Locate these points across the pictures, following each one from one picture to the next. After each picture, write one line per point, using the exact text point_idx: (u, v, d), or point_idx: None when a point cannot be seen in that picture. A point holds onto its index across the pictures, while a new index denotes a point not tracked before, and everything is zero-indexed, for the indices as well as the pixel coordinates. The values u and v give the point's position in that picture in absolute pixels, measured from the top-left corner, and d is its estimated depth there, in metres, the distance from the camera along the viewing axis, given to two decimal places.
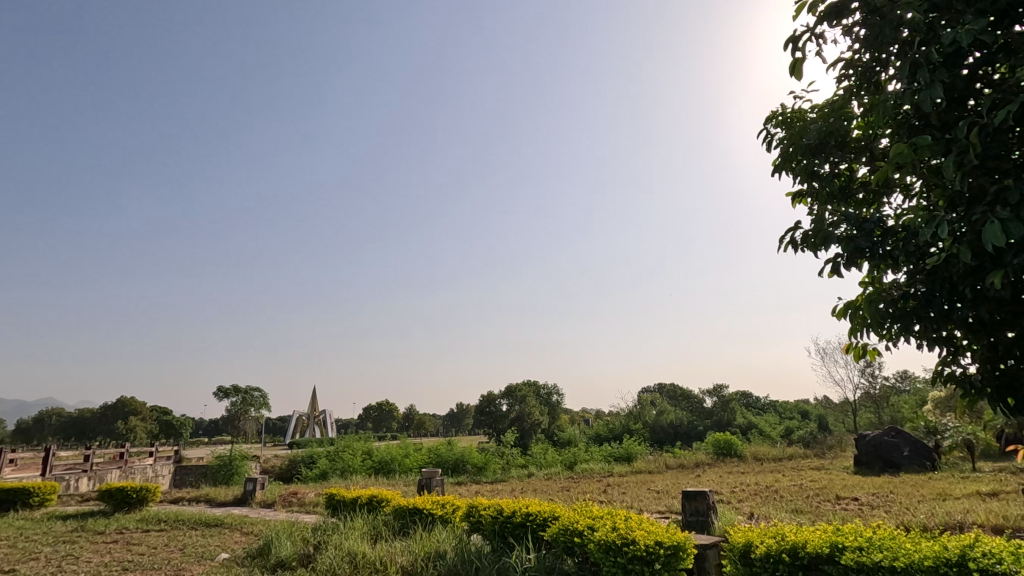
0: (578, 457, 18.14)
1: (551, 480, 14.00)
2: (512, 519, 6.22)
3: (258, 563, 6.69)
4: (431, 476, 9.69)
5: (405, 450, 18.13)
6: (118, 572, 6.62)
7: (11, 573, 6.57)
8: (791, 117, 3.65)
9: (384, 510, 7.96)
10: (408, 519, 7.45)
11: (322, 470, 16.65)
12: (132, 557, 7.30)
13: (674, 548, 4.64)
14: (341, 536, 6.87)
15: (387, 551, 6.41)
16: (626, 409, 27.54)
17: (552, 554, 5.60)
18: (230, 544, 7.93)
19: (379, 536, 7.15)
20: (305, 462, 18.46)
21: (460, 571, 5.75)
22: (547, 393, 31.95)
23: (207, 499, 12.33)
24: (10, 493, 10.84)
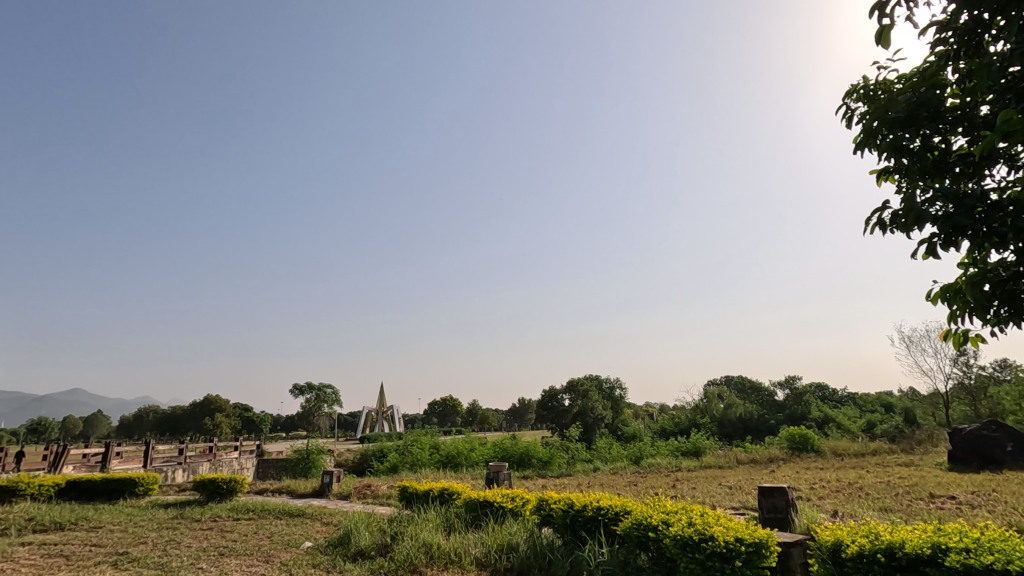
0: (644, 451, 17.84)
1: (618, 475, 13.86)
2: (583, 513, 6.19)
3: (339, 552, 7.02)
4: (499, 470, 9.81)
5: (471, 444, 18.47)
6: (216, 557, 7.10)
7: (125, 555, 7.20)
8: (874, 90, 3.41)
9: (455, 503, 8.14)
10: (480, 512, 7.58)
11: (393, 464, 17.24)
12: (226, 543, 7.83)
13: (755, 546, 4.46)
14: (416, 527, 7.09)
15: (461, 542, 6.55)
16: (693, 403, 26.83)
17: (625, 549, 5.54)
18: (313, 533, 8.35)
19: (452, 529, 7.32)
20: (376, 456, 19.19)
21: (533, 564, 5.80)
22: (609, 386, 31.66)
23: (289, 490, 13.06)
24: (119, 483, 11.90)
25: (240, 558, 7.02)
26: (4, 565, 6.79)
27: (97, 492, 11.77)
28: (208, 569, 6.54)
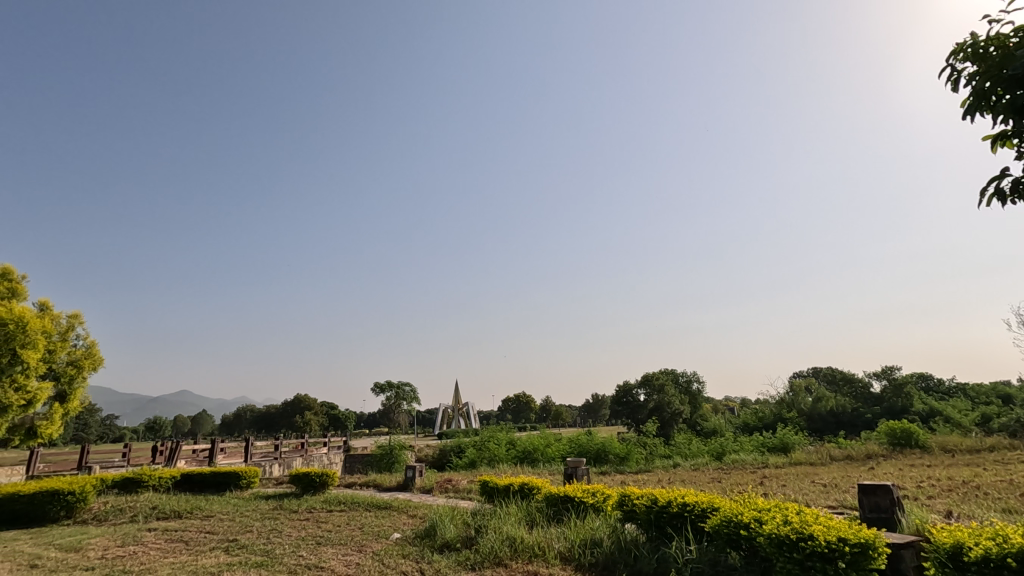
0: (726, 447, 17.17)
1: (700, 471, 13.43)
2: (668, 509, 6.04)
3: (427, 543, 7.26)
4: (577, 465, 9.79)
5: (546, 440, 18.53)
6: (314, 545, 7.55)
7: (234, 542, 7.82)
8: (985, 47, 3.08)
9: (536, 497, 8.20)
10: (561, 506, 7.60)
11: (471, 459, 17.63)
12: (323, 533, 8.31)
13: (861, 546, 4.18)
14: (499, 521, 7.21)
15: (544, 537, 6.59)
16: (777, 396, 25.51)
17: (714, 547, 5.36)
18: (401, 525, 8.70)
19: (535, 523, 7.37)
20: (454, 452, 19.69)
21: (619, 560, 5.73)
22: (686, 380, 30.77)
23: (375, 484, 13.68)
24: (225, 476, 12.93)
25: (335, 547, 7.44)
26: (136, 548, 7.58)
27: (207, 484, 12.86)
28: (307, 556, 6.97)
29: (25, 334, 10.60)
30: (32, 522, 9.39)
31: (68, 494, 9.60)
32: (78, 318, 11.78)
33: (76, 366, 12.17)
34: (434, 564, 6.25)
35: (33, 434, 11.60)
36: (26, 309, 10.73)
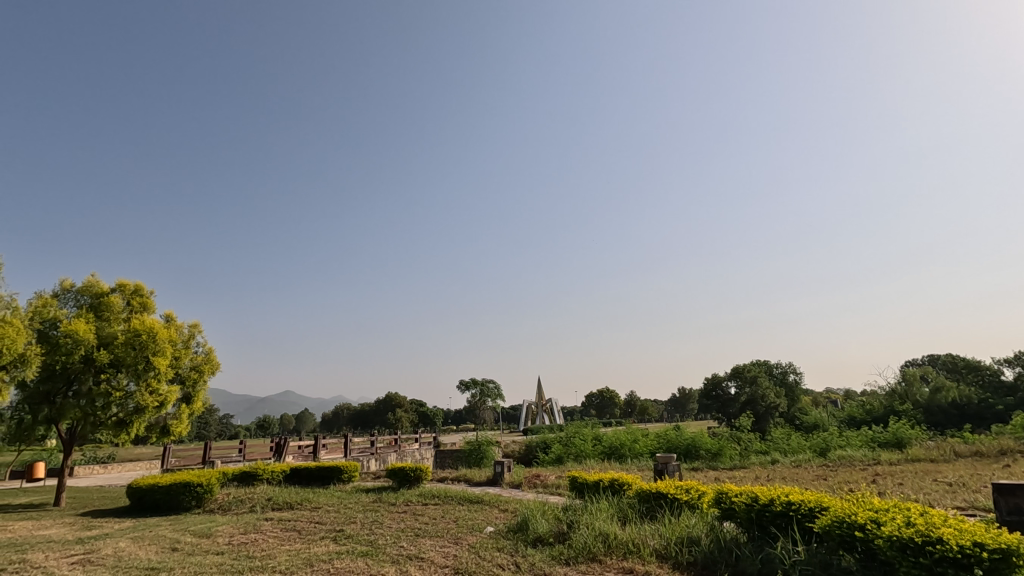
0: (830, 442, 16.02)
1: (802, 468, 12.65)
2: (770, 507, 5.72)
3: (520, 537, 7.37)
4: (667, 461, 9.54)
5: (633, 435, 18.21)
6: (413, 537, 7.90)
7: (341, 532, 8.35)
8: None
9: (626, 494, 8.08)
10: (654, 503, 7.42)
11: (558, 455, 17.67)
12: (420, 525, 8.66)
13: (1002, 552, 3.75)
14: (591, 516, 7.18)
15: (639, 534, 6.48)
16: (888, 387, 23.47)
17: (826, 549, 5.03)
18: (493, 519, 8.89)
19: (628, 519, 7.27)
20: (540, 447, 19.82)
21: (719, 560, 5.53)
22: (781, 371, 29.09)
23: (466, 479, 14.09)
24: (329, 470, 13.82)
25: (433, 539, 7.74)
26: (257, 536, 8.30)
27: (313, 478, 13.81)
28: (408, 547, 7.30)
29: (155, 343, 11.87)
30: (169, 509, 10.54)
31: (198, 485, 10.68)
32: (197, 326, 13.01)
33: (197, 370, 13.47)
34: (529, 558, 6.34)
35: (166, 432, 13.00)
36: (154, 320, 12.00)
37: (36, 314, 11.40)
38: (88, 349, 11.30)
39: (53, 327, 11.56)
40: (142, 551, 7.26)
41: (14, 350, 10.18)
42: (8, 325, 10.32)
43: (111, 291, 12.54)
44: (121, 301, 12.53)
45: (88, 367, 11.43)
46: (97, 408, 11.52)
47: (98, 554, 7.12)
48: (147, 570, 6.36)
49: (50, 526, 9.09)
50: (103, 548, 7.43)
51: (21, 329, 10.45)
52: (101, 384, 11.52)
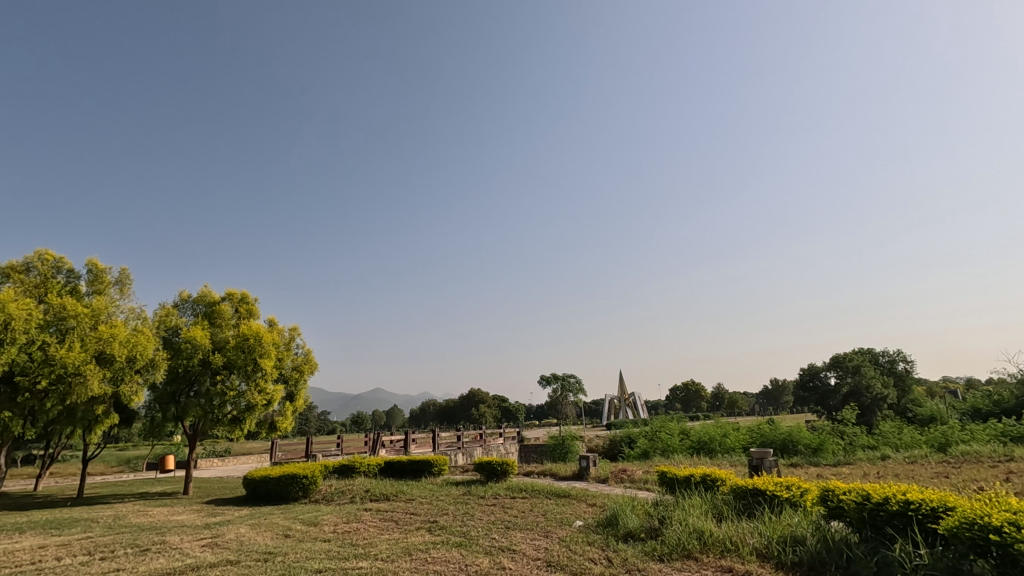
0: (951, 436, 14.54)
1: (918, 465, 11.58)
2: (885, 507, 5.29)
3: (610, 532, 7.30)
4: (763, 456, 9.08)
5: (723, 429, 17.48)
6: (504, 529, 8.05)
7: (435, 523, 8.68)
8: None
9: (721, 489, 7.78)
10: (751, 500, 7.10)
11: (644, 449, 17.32)
12: (510, 518, 8.80)
13: None
14: (684, 512, 7.00)
15: (737, 531, 6.22)
16: (1020, 375, 20.89)
17: (953, 553, 4.58)
18: (581, 513, 8.88)
19: (724, 516, 7.00)
20: (625, 442, 19.50)
21: (829, 561, 5.19)
22: (888, 360, 26.79)
23: (552, 473, 14.15)
24: (420, 463, 14.41)
25: (524, 532, 7.86)
26: (358, 524, 8.81)
27: (406, 471, 14.44)
28: (499, 539, 7.47)
29: (260, 345, 12.90)
30: (280, 498, 11.45)
31: (304, 477, 11.50)
32: (296, 330, 13.99)
33: (298, 370, 14.48)
34: (620, 553, 6.26)
35: (274, 428, 14.09)
36: (259, 325, 13.00)
37: (161, 323, 12.79)
38: (205, 352, 12.49)
39: (176, 334, 12.90)
40: (259, 537, 7.93)
41: (145, 355, 11.46)
42: (139, 333, 11.63)
43: (222, 299, 13.74)
44: (230, 308, 13.70)
45: (206, 369, 12.64)
46: (215, 406, 12.72)
47: (223, 538, 7.89)
48: (265, 553, 6.96)
49: (182, 512, 10.17)
50: (227, 532, 8.21)
51: (150, 336, 11.74)
52: (217, 385, 12.69)
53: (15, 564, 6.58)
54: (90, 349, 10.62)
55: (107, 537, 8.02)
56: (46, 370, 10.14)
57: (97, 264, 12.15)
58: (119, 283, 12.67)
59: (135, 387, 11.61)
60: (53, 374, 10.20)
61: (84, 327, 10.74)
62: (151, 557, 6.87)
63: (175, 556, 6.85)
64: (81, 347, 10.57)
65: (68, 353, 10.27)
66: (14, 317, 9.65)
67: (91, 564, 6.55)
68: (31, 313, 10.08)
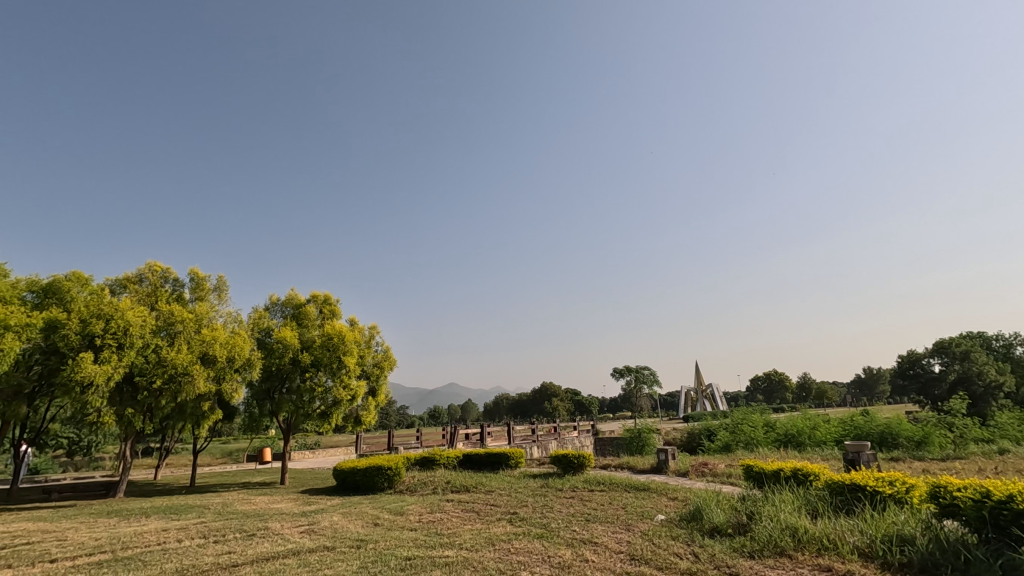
0: None
1: None
2: (1009, 505, 4.79)
3: (695, 526, 7.11)
4: (860, 450, 8.50)
5: (812, 421, 16.53)
6: (584, 522, 8.04)
7: (516, 515, 8.80)
8: None
9: (814, 484, 7.37)
10: (850, 495, 6.66)
11: (726, 443, 16.70)
12: (590, 511, 8.77)
13: None
14: (775, 508, 6.68)
15: (835, 529, 5.87)
16: None
17: None
18: (663, 507, 8.70)
19: (819, 513, 6.61)
20: (705, 434, 18.89)
21: (943, 562, 4.78)
22: (1004, 344, 24.29)
23: (629, 466, 13.95)
24: (497, 456, 14.65)
25: (604, 525, 7.80)
26: (442, 515, 9.10)
27: (484, 463, 14.75)
28: (581, 531, 7.47)
29: (344, 343, 13.60)
30: (368, 489, 12.03)
31: (388, 469, 12.01)
32: (375, 328, 14.62)
33: (379, 366, 15.14)
34: (708, 549, 6.07)
35: (359, 421, 14.80)
36: (341, 324, 13.69)
37: (255, 326, 13.77)
38: (294, 351, 13.32)
39: (268, 335, 13.84)
40: (351, 525, 8.38)
41: (242, 354, 12.37)
42: (237, 334, 12.59)
43: (307, 302, 14.59)
44: (315, 310, 14.52)
45: (296, 367, 13.46)
46: (305, 402, 13.53)
47: (318, 525, 8.39)
48: (358, 541, 7.35)
49: (281, 501, 10.92)
50: (322, 520, 8.74)
51: (246, 338, 12.66)
52: (306, 382, 13.50)
53: (144, 544, 7.34)
54: (195, 350, 11.63)
55: (218, 522, 8.75)
56: (160, 371, 11.20)
57: (198, 273, 13.24)
58: (217, 290, 13.76)
59: (235, 385, 12.56)
60: (166, 374, 11.23)
61: (189, 331, 11.76)
62: (257, 542, 7.43)
63: (278, 542, 7.37)
64: (188, 349, 11.59)
65: (177, 354, 11.28)
66: (132, 323, 10.74)
67: (206, 546, 7.18)
68: (145, 319, 11.17)
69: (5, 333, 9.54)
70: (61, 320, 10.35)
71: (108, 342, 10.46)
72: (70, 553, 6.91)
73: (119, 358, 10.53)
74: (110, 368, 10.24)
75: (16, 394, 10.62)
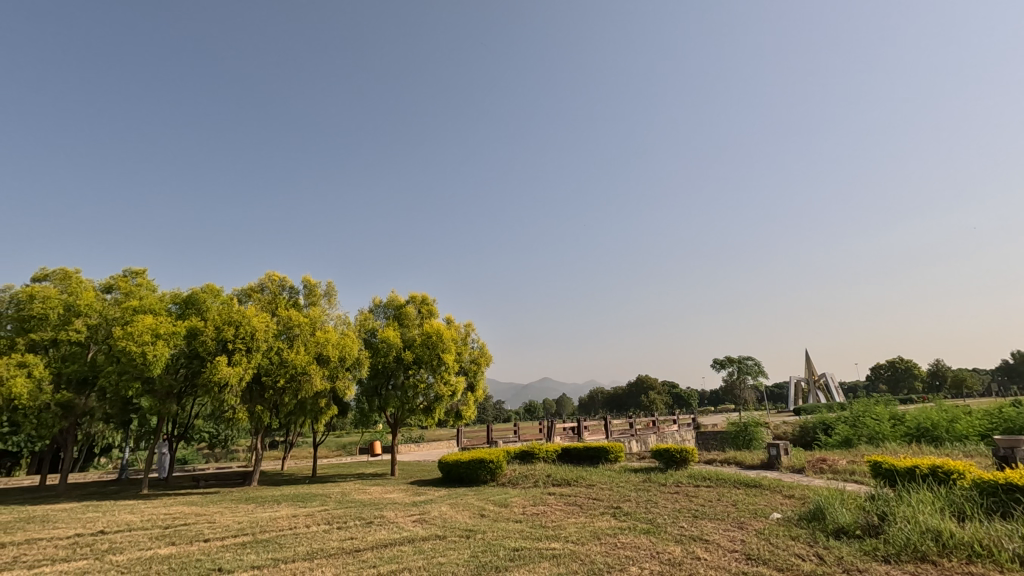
0: None
1: None
2: None
3: (817, 527, 6.62)
4: (1014, 446, 7.48)
5: (950, 413, 14.77)
6: (693, 518, 7.77)
7: (620, 509, 8.71)
8: None
9: (959, 485, 6.60)
10: (1006, 497, 5.89)
11: (846, 437, 15.39)
12: (697, 507, 8.47)
13: None
14: (911, 508, 6.07)
15: (989, 534, 5.22)
16: None
17: None
18: (778, 505, 8.20)
19: (968, 515, 5.91)
20: (821, 428, 17.51)
21: None
22: None
23: (737, 461, 13.30)
24: (596, 450, 14.54)
25: (715, 522, 7.49)
26: (545, 507, 9.20)
27: (583, 457, 14.70)
28: (689, 528, 7.22)
29: (442, 342, 14.14)
30: (471, 481, 12.41)
31: (490, 462, 12.34)
32: (471, 325, 15.05)
33: (476, 363, 15.58)
34: (834, 551, 5.65)
35: (459, 416, 15.31)
36: (439, 323, 14.24)
37: (362, 327, 14.71)
38: (398, 350, 14.06)
39: (373, 335, 14.74)
40: (459, 515, 8.72)
41: (352, 354, 13.24)
42: (346, 336, 13.49)
43: (407, 302, 15.33)
44: (414, 310, 15.19)
45: (400, 365, 14.16)
46: (410, 397, 14.21)
47: (429, 515, 8.82)
48: (467, 530, 7.63)
49: (392, 491, 11.60)
50: (432, 510, 9.17)
51: (354, 338, 13.54)
52: (410, 378, 14.16)
53: (278, 528, 8.10)
54: (311, 351, 12.62)
55: (340, 510, 9.47)
56: (282, 371, 12.28)
57: (311, 280, 14.34)
58: (328, 295, 14.85)
59: (347, 382, 13.45)
60: (288, 373, 12.30)
61: (305, 333, 12.78)
62: (375, 529, 7.94)
63: (393, 529, 7.82)
64: (305, 350, 12.60)
65: (296, 355, 12.31)
66: (257, 328, 11.83)
67: (331, 532, 7.78)
68: (268, 325, 12.28)
69: (156, 340, 10.91)
70: (199, 328, 11.66)
71: (239, 346, 11.62)
72: (219, 534, 7.79)
73: (249, 360, 11.67)
74: (241, 369, 11.37)
75: (168, 393, 12.10)
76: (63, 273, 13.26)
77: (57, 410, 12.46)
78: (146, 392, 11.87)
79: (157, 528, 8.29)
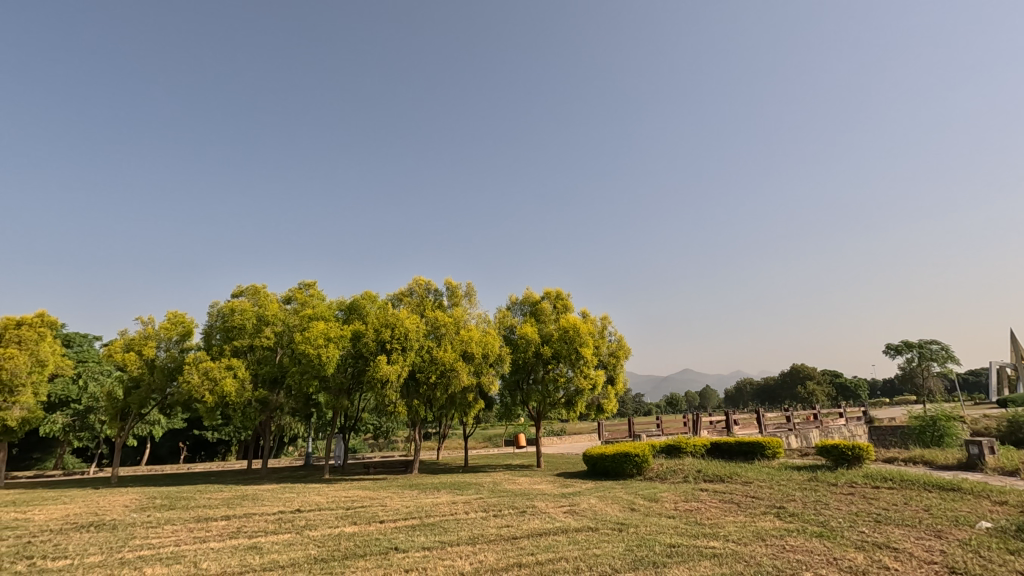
0: None
1: None
2: None
3: None
4: None
5: None
6: (875, 523, 6.94)
7: (785, 509, 8.06)
8: None
9: None
10: None
11: None
12: (878, 511, 7.55)
13: None
14: None
15: None
16: None
17: None
18: (987, 513, 7.00)
19: None
20: None
21: None
22: None
23: (926, 460, 11.60)
24: (750, 446, 13.60)
25: (903, 528, 6.62)
26: (699, 504, 8.85)
27: (736, 453, 13.84)
28: (872, 534, 6.46)
29: (579, 336, 14.21)
30: (618, 474, 12.31)
31: (636, 455, 12.13)
32: (607, 319, 14.89)
33: (615, 356, 15.41)
34: None
35: (601, 410, 15.25)
36: (575, 317, 14.31)
37: (501, 324, 15.29)
38: (536, 346, 14.40)
39: (512, 331, 15.24)
40: (610, 508, 8.72)
41: (494, 350, 13.82)
42: (488, 333, 14.12)
43: (542, 298, 15.62)
44: (550, 305, 15.43)
45: (539, 360, 14.49)
46: (551, 391, 14.50)
47: (579, 507, 8.93)
48: (619, 524, 7.60)
49: (541, 482, 11.92)
50: (582, 502, 9.28)
51: (495, 336, 14.11)
52: (550, 372, 14.44)
53: (441, 514, 8.75)
54: (457, 348, 13.41)
55: (494, 499, 9.97)
56: (434, 367, 13.22)
57: (453, 283, 15.25)
58: (468, 295, 15.66)
59: (491, 377, 14.05)
60: (438, 370, 13.19)
61: (451, 332, 13.62)
62: (529, 518, 8.23)
63: (546, 519, 8.05)
64: (452, 348, 13.43)
65: (444, 353, 13.16)
66: (409, 329, 12.87)
67: (489, 519, 8.22)
68: (418, 325, 13.31)
69: (328, 343, 12.39)
70: (362, 330, 13.02)
71: (395, 345, 12.74)
72: (392, 516, 8.62)
73: (404, 358, 12.73)
74: (399, 367, 12.44)
75: (341, 390, 13.62)
76: (254, 289, 15.51)
77: (256, 405, 14.70)
78: (323, 389, 13.49)
79: (341, 509, 9.42)
